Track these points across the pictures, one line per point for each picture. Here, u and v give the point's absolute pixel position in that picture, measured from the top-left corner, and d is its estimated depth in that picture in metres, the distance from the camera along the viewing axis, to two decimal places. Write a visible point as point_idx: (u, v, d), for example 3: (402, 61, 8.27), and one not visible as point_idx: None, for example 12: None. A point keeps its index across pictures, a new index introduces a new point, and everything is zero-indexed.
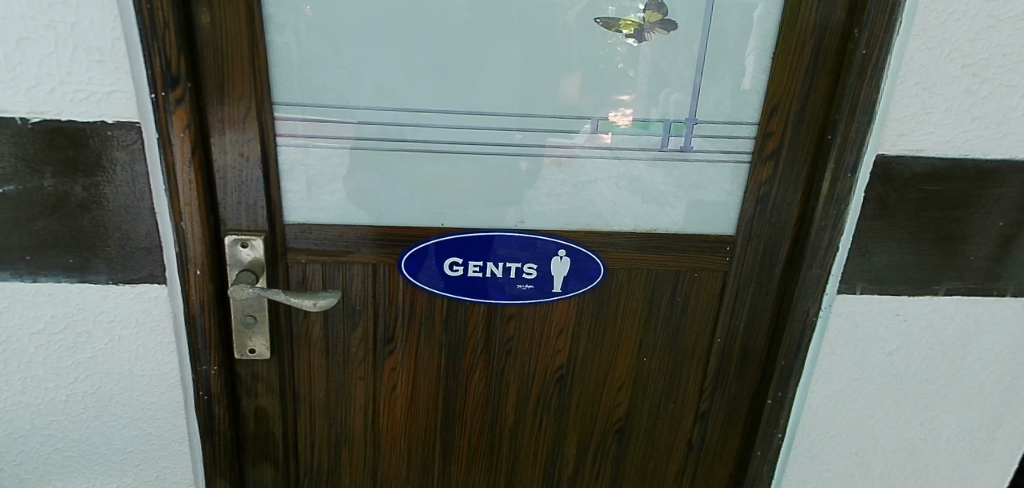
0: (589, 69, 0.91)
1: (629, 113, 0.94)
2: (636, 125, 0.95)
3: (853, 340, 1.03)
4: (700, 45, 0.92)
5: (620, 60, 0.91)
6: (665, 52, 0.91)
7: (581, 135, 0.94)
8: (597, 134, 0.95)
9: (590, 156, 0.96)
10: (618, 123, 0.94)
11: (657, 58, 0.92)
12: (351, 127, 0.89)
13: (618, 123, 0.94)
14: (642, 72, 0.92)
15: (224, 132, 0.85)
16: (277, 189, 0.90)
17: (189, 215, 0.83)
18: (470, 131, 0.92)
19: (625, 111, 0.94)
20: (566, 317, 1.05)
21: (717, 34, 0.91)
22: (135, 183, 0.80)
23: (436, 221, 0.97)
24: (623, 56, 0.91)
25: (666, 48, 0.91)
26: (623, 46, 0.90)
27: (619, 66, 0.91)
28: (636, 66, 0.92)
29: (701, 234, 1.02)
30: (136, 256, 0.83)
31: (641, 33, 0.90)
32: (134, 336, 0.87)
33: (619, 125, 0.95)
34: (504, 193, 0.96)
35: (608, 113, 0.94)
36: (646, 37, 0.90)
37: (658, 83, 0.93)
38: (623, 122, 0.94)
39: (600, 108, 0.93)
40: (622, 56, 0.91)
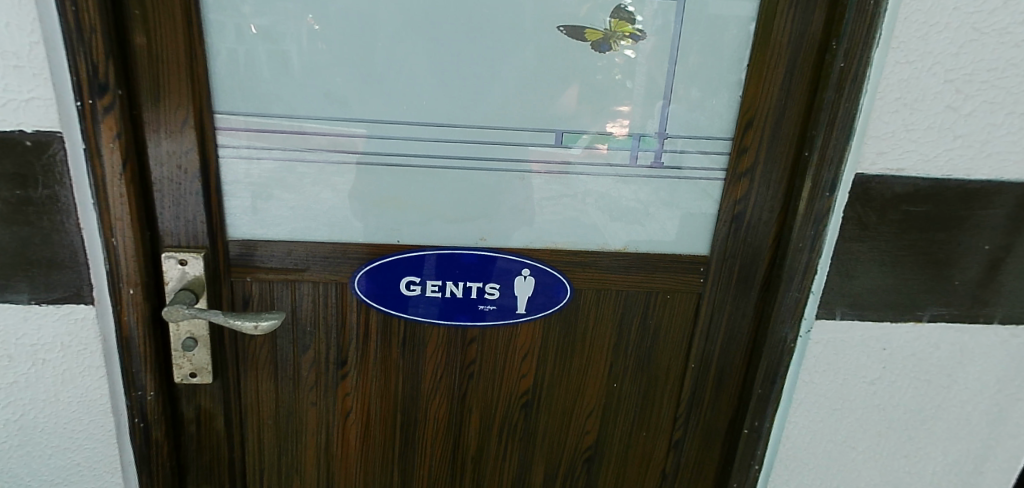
0: (562, 79, 0.86)
1: (626, 124, 0.90)
2: (627, 137, 0.90)
3: (833, 368, 0.98)
4: (682, 57, 0.87)
5: (608, 74, 0.87)
6: (659, 64, 0.87)
7: (580, 146, 0.90)
8: (593, 144, 0.90)
9: (576, 171, 0.91)
10: (614, 134, 0.90)
11: (653, 70, 0.87)
12: (299, 138, 0.84)
13: (615, 134, 0.90)
14: (640, 83, 0.88)
15: (161, 142, 0.80)
16: (219, 203, 0.85)
17: (122, 231, 0.78)
18: (431, 142, 0.87)
19: (623, 122, 0.89)
20: (532, 341, 0.99)
21: (698, 45, 0.87)
22: (58, 197, 0.74)
23: (392, 238, 0.91)
24: (621, 67, 0.87)
25: (656, 60, 0.87)
26: (621, 57, 0.86)
27: (616, 77, 0.87)
28: (634, 78, 0.87)
29: (673, 253, 0.97)
30: (61, 274, 0.77)
31: (639, 44, 0.86)
32: (60, 360, 0.81)
33: (616, 136, 0.90)
34: (467, 209, 0.91)
35: (607, 123, 0.89)
36: (642, 49, 0.86)
37: (652, 94, 0.88)
38: (620, 133, 0.90)
39: (597, 121, 0.89)
40: (620, 67, 0.87)
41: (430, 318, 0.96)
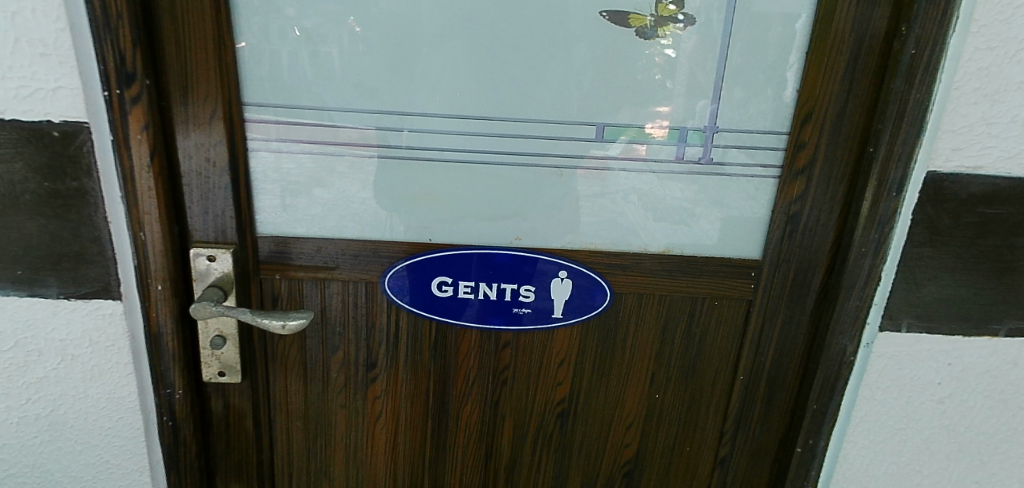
0: (593, 76, 0.81)
1: (665, 125, 0.84)
2: (673, 131, 0.84)
3: (897, 384, 0.90)
4: (723, 51, 0.81)
5: (649, 73, 0.81)
6: (700, 63, 0.81)
7: (624, 143, 0.84)
8: (632, 143, 0.84)
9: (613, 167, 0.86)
10: (654, 135, 0.84)
11: (694, 69, 0.82)
12: (328, 131, 0.81)
13: (655, 135, 0.84)
14: (694, 75, 0.82)
15: (190, 135, 0.78)
16: (248, 197, 0.83)
17: (150, 225, 0.77)
18: (464, 136, 0.83)
19: (663, 122, 0.84)
20: (569, 346, 0.94)
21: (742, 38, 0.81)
22: (86, 190, 0.73)
23: (423, 236, 0.88)
24: (662, 67, 0.81)
25: (698, 59, 0.81)
26: (660, 56, 0.81)
27: (656, 77, 0.82)
28: (674, 78, 0.82)
29: (722, 257, 0.91)
30: (89, 268, 0.76)
31: (680, 41, 0.80)
32: (89, 356, 0.79)
33: (654, 137, 0.84)
34: (502, 206, 0.87)
35: (645, 123, 0.84)
36: (683, 47, 0.81)
37: (702, 85, 0.82)
38: (659, 133, 0.84)
39: (636, 120, 0.83)
40: (660, 67, 0.81)
41: (462, 320, 0.92)
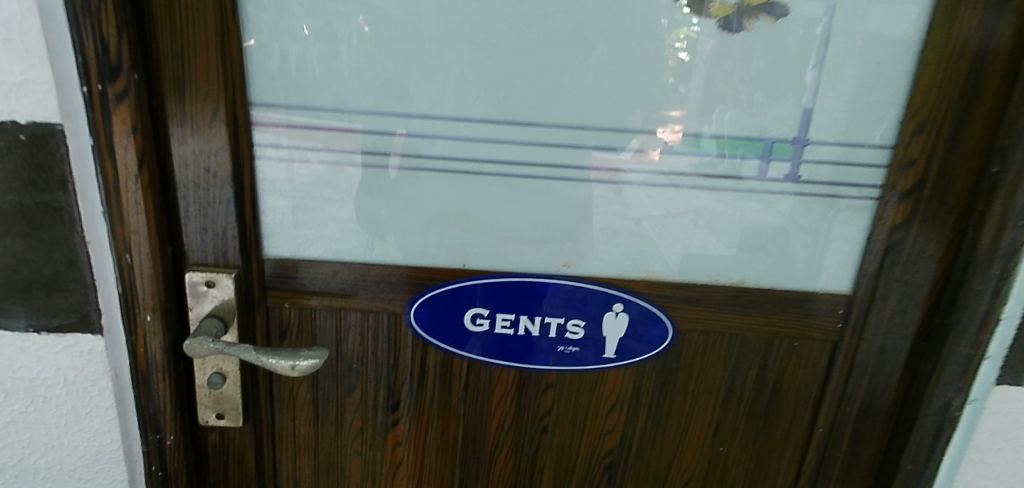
0: (606, 75, 0.68)
1: (679, 129, 0.70)
2: (756, 142, 0.71)
3: (1011, 446, 0.76)
4: (766, 51, 0.68)
5: (719, 75, 0.69)
6: (719, 67, 0.68)
7: (697, 155, 0.71)
8: (644, 149, 0.71)
9: (628, 179, 0.72)
10: (667, 141, 0.71)
11: (712, 74, 0.68)
12: (349, 137, 0.69)
13: (667, 141, 0.71)
14: (784, 76, 0.69)
15: (186, 140, 0.66)
16: (254, 213, 0.71)
17: (138, 246, 0.65)
18: (508, 145, 0.70)
19: (675, 127, 0.70)
20: (621, 391, 0.81)
21: (783, 33, 0.67)
22: (59, 205, 0.61)
23: (457, 261, 0.75)
24: (674, 71, 0.68)
25: (716, 63, 0.68)
26: (674, 60, 0.68)
27: (720, 79, 0.69)
28: (689, 83, 0.69)
29: (805, 291, 0.77)
30: (63, 296, 0.63)
31: (696, 44, 0.67)
32: (64, 399, 0.68)
33: (667, 143, 0.71)
34: (548, 228, 0.74)
35: (712, 132, 0.70)
36: (700, 51, 0.68)
37: (794, 89, 0.69)
38: (673, 139, 0.71)
39: (647, 125, 0.70)
40: (673, 71, 0.68)
41: (463, 351, 0.78)
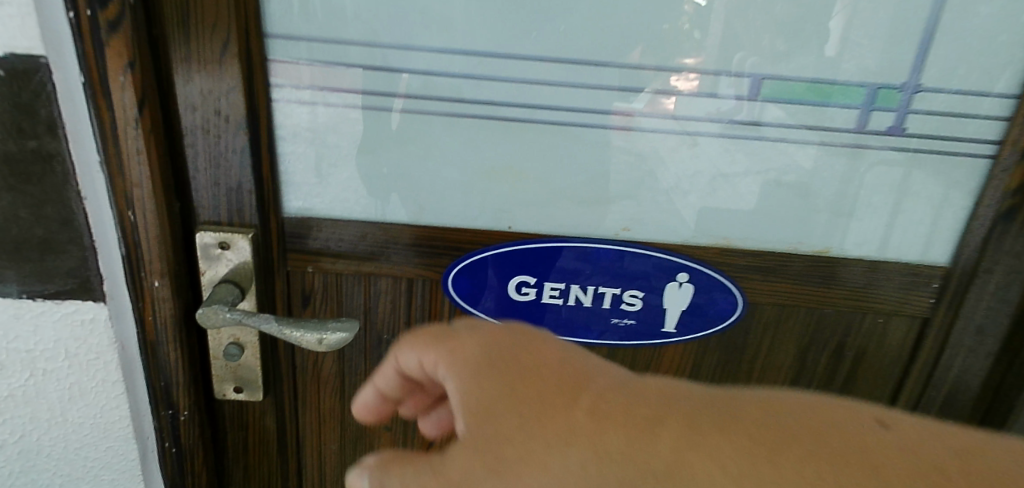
0: (668, 7, 0.56)
1: (695, 77, 0.59)
2: (858, 88, 0.60)
3: None
4: None
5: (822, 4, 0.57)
6: (772, 7, 0.57)
7: (786, 104, 0.60)
8: (659, 96, 0.60)
9: (641, 127, 0.61)
10: (682, 90, 0.60)
11: (736, 21, 0.57)
12: (382, 78, 0.59)
13: (682, 90, 0.60)
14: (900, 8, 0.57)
15: (193, 79, 0.56)
16: (271, 167, 0.62)
17: (141, 202, 0.57)
18: (567, 89, 0.60)
19: (691, 75, 0.59)
20: (678, 367, 0.74)
21: None
22: (49, 153, 0.51)
23: (502, 223, 0.67)
24: (690, 16, 0.57)
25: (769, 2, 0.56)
26: (689, 4, 0.56)
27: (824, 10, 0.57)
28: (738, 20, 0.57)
29: (896, 262, 0.68)
30: (59, 260, 0.55)
31: None
32: (66, 372, 0.61)
33: (682, 94, 0.60)
34: (608, 186, 0.65)
35: (808, 75, 0.59)
36: None
37: (911, 23, 0.57)
38: (688, 88, 0.60)
39: (662, 72, 0.59)
40: (688, 16, 0.57)
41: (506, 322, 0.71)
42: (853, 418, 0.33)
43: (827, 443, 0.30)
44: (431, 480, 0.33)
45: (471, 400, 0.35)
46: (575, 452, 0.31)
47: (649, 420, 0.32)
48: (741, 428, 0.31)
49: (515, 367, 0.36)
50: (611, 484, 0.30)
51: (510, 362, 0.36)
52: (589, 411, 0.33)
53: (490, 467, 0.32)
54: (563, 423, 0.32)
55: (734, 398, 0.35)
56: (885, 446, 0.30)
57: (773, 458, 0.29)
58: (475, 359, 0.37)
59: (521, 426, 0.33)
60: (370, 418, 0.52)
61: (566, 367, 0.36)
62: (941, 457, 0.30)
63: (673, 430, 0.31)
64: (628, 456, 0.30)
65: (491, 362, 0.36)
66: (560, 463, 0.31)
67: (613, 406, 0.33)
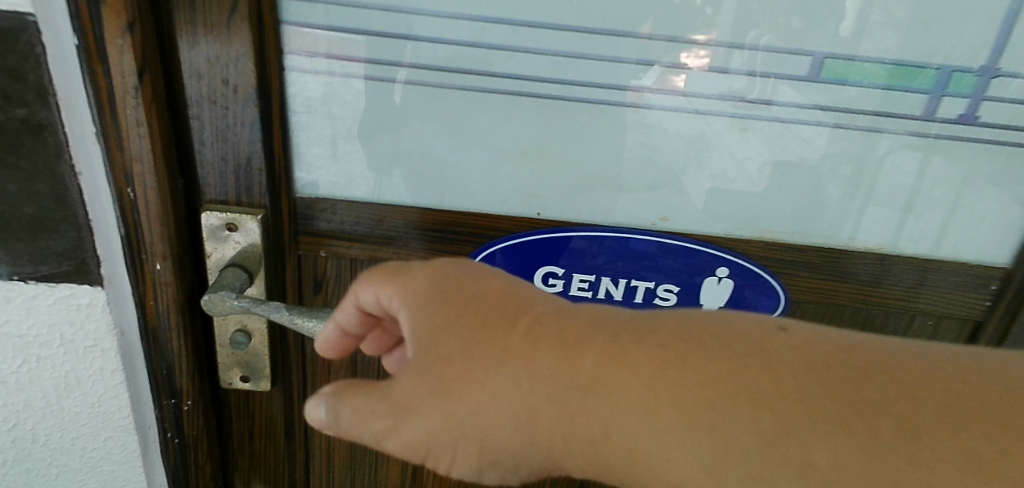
0: None
1: (707, 54, 0.54)
2: (931, 71, 0.54)
3: None
4: None
5: None
6: None
7: (849, 86, 0.55)
8: (669, 73, 0.55)
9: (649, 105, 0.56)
10: (693, 68, 0.55)
11: None
12: (405, 47, 0.54)
13: (692, 68, 0.55)
14: None
15: (198, 43, 0.51)
16: (283, 143, 0.57)
17: (140, 178, 0.52)
18: (607, 64, 0.55)
19: (701, 51, 0.54)
20: None
21: None
22: (40, 124, 0.46)
23: (530, 209, 0.62)
24: None
25: None
26: None
27: None
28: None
29: (954, 262, 0.63)
30: (52, 240, 0.51)
31: None
32: (61, 359, 0.57)
33: (692, 73, 0.55)
34: (645, 173, 0.60)
35: (876, 55, 0.54)
36: None
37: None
38: (699, 66, 0.54)
39: (673, 49, 0.54)
40: None
41: None
42: (760, 322, 0.36)
43: (737, 352, 0.34)
44: (395, 406, 0.39)
45: (420, 330, 0.38)
46: (510, 372, 0.36)
47: (578, 341, 0.36)
48: (662, 343, 0.35)
49: (459, 296, 0.39)
50: (542, 397, 0.36)
51: (455, 292, 0.39)
52: (524, 335, 0.37)
53: (437, 387, 0.38)
54: (500, 348, 0.37)
55: (657, 313, 0.38)
56: (793, 353, 0.33)
57: (680, 370, 0.34)
58: (421, 291, 0.40)
59: (462, 352, 0.37)
60: (336, 353, 0.49)
61: (506, 293, 0.40)
62: (848, 357, 0.33)
63: (597, 348, 0.36)
64: (557, 374, 0.36)
65: (437, 292, 0.40)
66: (496, 381, 0.36)
67: (545, 330, 0.37)
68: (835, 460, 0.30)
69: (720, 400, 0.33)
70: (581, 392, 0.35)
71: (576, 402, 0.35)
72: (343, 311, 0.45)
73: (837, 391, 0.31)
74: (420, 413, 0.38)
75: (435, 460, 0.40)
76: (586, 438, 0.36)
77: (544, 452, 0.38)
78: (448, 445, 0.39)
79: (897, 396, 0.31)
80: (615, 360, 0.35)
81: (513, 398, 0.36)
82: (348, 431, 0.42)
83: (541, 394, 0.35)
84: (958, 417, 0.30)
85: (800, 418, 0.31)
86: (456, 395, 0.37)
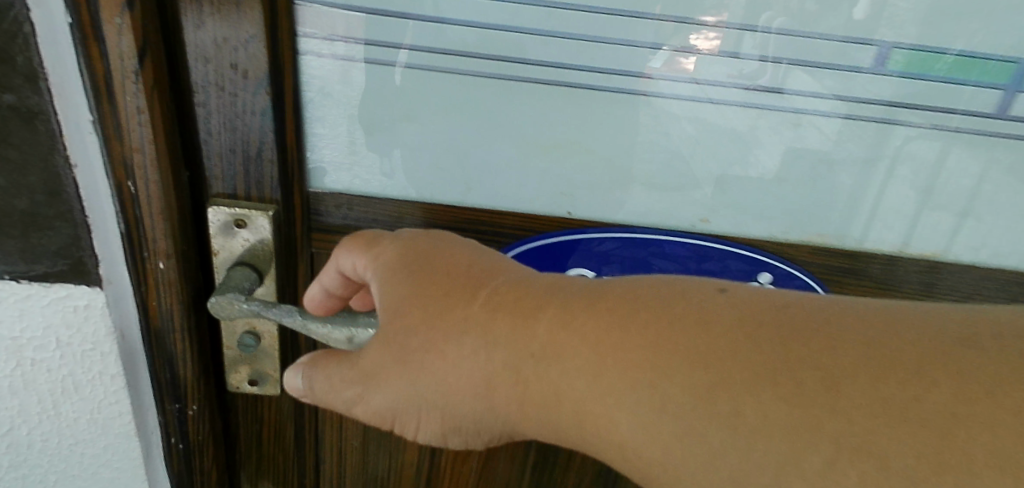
0: None
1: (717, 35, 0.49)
2: (1005, 65, 0.50)
3: None
4: None
5: None
6: None
7: (918, 79, 0.50)
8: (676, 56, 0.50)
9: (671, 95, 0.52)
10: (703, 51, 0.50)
11: None
12: (432, 31, 0.49)
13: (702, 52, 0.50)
14: None
15: (203, 23, 0.46)
16: (297, 134, 0.53)
17: (141, 170, 0.48)
18: (654, 52, 0.50)
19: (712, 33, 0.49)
20: None
21: None
22: (30, 111, 0.42)
23: (560, 208, 0.58)
24: None
25: None
26: None
27: None
28: None
29: (1009, 269, 0.60)
30: (45, 237, 0.47)
31: None
32: (57, 363, 0.53)
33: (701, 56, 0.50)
34: (686, 170, 0.56)
35: (949, 46, 0.49)
36: None
37: None
38: (710, 49, 0.50)
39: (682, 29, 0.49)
40: None
41: None
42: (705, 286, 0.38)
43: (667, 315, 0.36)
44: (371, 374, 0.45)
45: (388, 303, 0.44)
46: (468, 339, 0.41)
47: (529, 309, 0.40)
48: (603, 307, 0.38)
49: (425, 271, 0.44)
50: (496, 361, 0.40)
51: (420, 266, 0.44)
52: (480, 305, 0.41)
53: (404, 353, 0.43)
54: (457, 316, 0.41)
55: (612, 283, 0.41)
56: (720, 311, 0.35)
57: (611, 334, 0.37)
58: (391, 265, 0.45)
59: (425, 321, 0.42)
60: (325, 312, 0.52)
61: (472, 267, 0.44)
62: (779, 312, 0.34)
63: (547, 318, 0.39)
64: (509, 339, 0.40)
65: (404, 266, 0.45)
66: (456, 347, 0.41)
67: (500, 298, 0.41)
68: (757, 413, 0.32)
69: (643, 358, 0.36)
70: (533, 357, 0.39)
71: (529, 365, 0.40)
72: (322, 280, 0.50)
73: (761, 349, 0.33)
74: (392, 377, 0.44)
75: (405, 423, 0.47)
76: (541, 399, 0.40)
77: (512, 412, 0.42)
78: (424, 405, 0.44)
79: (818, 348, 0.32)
80: (558, 326, 0.39)
81: (473, 361, 0.41)
82: (330, 397, 0.49)
83: (494, 360, 0.40)
84: (874, 372, 0.30)
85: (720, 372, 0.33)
86: (422, 359, 0.42)
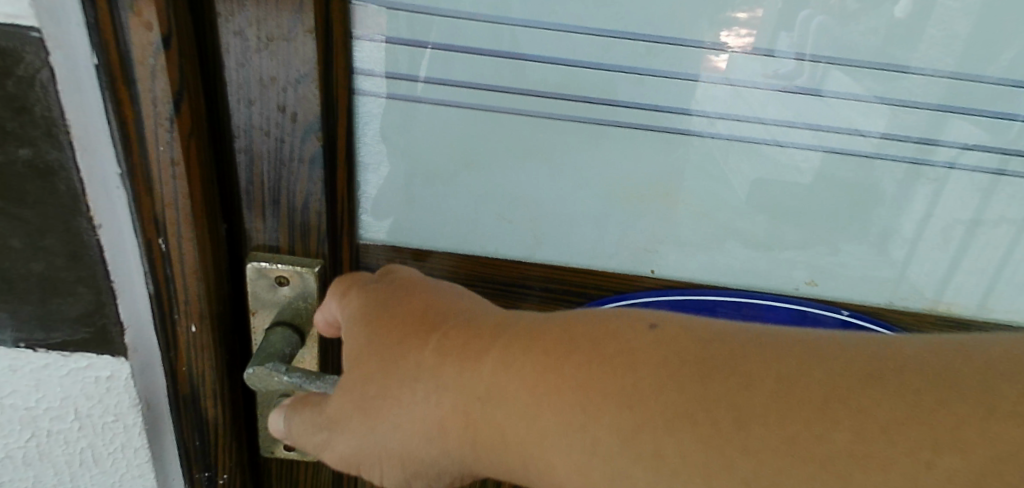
0: None
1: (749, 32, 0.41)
2: None
3: None
4: None
5: None
6: None
7: None
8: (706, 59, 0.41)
9: (786, 145, 0.44)
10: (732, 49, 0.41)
11: None
12: (510, 68, 0.42)
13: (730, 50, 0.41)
14: None
15: (249, 60, 0.40)
16: (348, 182, 0.46)
17: (174, 227, 0.41)
18: (772, 96, 0.42)
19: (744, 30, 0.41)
20: None
21: None
22: (48, 167, 0.36)
23: (641, 265, 0.51)
24: None
25: None
26: None
27: None
28: None
29: None
30: (64, 303, 0.41)
31: None
32: (75, 435, 0.47)
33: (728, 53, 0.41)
34: (794, 225, 0.48)
35: None
36: None
37: None
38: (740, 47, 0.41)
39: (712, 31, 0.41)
40: None
41: None
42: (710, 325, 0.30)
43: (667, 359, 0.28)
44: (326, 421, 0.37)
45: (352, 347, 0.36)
46: (420, 385, 0.32)
47: (481, 347, 0.32)
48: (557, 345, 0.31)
49: (383, 306, 0.36)
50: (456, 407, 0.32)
51: (383, 305, 0.36)
52: (439, 344, 0.33)
53: (358, 402, 0.34)
54: (414, 358, 0.33)
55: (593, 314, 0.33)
56: (661, 351, 0.29)
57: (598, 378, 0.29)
58: (356, 308, 0.37)
59: (379, 361, 0.34)
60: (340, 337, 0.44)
61: (430, 301, 0.36)
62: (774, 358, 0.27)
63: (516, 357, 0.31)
64: (454, 383, 0.32)
65: (367, 308, 0.37)
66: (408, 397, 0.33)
67: (454, 339, 0.33)
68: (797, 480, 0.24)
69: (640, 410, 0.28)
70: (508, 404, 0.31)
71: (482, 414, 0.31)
72: (322, 308, 0.42)
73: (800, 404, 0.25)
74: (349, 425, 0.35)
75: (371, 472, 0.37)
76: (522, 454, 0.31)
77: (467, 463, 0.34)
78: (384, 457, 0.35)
79: (794, 396, 0.26)
80: (499, 364, 0.31)
81: (422, 411, 0.33)
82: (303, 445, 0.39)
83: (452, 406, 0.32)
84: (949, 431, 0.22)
85: (687, 424, 0.27)
86: (375, 414, 0.34)
